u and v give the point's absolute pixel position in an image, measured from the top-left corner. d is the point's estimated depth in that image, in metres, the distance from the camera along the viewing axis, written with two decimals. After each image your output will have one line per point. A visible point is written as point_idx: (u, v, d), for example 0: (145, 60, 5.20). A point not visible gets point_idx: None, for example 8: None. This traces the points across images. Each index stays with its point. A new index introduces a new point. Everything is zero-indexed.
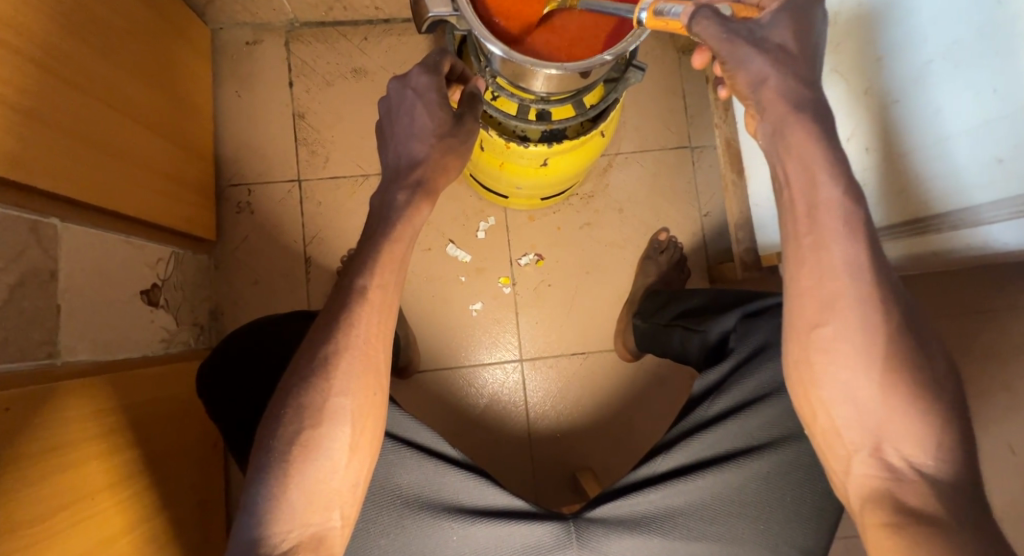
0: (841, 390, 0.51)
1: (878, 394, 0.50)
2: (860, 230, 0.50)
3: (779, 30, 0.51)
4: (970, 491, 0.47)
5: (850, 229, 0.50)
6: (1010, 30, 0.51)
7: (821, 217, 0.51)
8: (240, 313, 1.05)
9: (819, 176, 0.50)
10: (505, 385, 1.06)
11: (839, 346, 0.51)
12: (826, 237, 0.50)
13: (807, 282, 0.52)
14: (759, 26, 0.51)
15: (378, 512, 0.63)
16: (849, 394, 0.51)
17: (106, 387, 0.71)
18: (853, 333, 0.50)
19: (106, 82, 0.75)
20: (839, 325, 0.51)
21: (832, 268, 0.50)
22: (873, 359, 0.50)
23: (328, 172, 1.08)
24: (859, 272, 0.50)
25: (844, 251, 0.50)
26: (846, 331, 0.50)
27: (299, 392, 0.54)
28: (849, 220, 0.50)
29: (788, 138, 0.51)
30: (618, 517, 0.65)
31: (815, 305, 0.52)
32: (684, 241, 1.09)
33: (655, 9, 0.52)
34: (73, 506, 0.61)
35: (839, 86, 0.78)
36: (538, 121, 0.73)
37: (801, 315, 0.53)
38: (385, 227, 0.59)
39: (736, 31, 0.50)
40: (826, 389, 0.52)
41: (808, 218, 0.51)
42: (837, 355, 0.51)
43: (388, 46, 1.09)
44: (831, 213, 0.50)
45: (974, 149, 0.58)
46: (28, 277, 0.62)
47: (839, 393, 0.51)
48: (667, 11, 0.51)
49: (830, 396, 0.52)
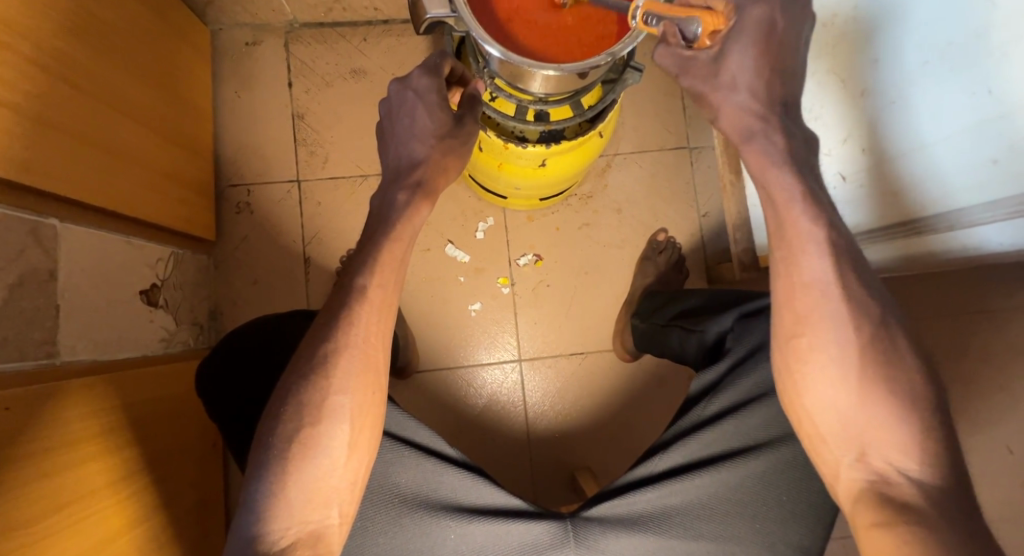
0: (823, 397, 0.53)
1: (856, 400, 0.51)
2: None
3: (733, 63, 0.53)
4: (961, 491, 0.48)
5: (818, 243, 0.52)
6: (1001, 33, 0.51)
7: (787, 226, 0.53)
8: (239, 314, 1.06)
9: (785, 188, 0.52)
10: (504, 385, 1.06)
11: (817, 356, 0.53)
12: (794, 252, 0.53)
13: (783, 297, 0.54)
14: (714, 59, 0.53)
15: (376, 511, 0.63)
16: (829, 402, 0.53)
17: (106, 387, 0.71)
18: (828, 344, 0.52)
19: (106, 82, 0.76)
20: (815, 336, 0.53)
21: (809, 281, 0.52)
22: (849, 368, 0.52)
23: (327, 172, 1.08)
24: (830, 283, 0.52)
25: (818, 265, 0.52)
26: (823, 341, 0.53)
27: (298, 391, 0.55)
28: (816, 231, 0.52)
29: (757, 150, 0.53)
30: (616, 515, 0.66)
31: (791, 319, 0.54)
32: (682, 242, 1.09)
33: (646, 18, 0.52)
34: (72, 505, 0.62)
35: (836, 87, 0.78)
36: (536, 121, 0.73)
37: (781, 327, 0.55)
38: (384, 227, 0.59)
39: (691, 65, 0.54)
40: (808, 397, 0.54)
41: (778, 230, 0.54)
42: (814, 367, 0.53)
43: (387, 47, 1.09)
44: (792, 222, 0.52)
45: (969, 150, 0.59)
46: (28, 277, 0.62)
47: (820, 401, 0.53)
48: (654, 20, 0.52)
49: (813, 404, 0.54)
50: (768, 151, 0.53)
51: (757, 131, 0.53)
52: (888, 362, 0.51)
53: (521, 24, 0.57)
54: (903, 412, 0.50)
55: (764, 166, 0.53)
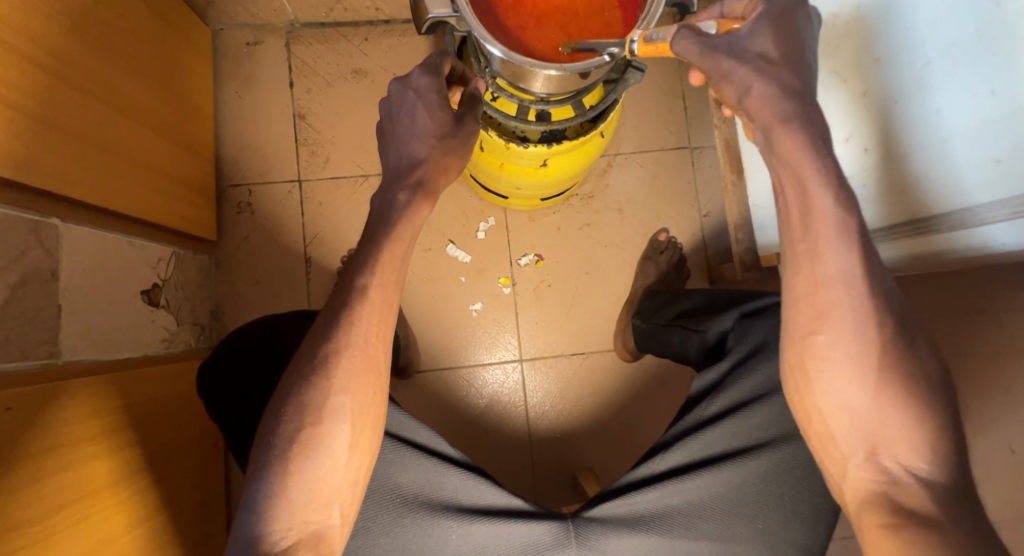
0: (837, 395, 0.52)
1: (870, 399, 0.51)
2: (854, 233, 0.50)
3: (760, 38, 0.50)
4: (964, 492, 0.48)
5: (843, 234, 0.49)
6: (1006, 32, 0.51)
7: (812, 213, 0.50)
8: (240, 313, 1.06)
9: (808, 178, 0.50)
10: (505, 385, 1.06)
11: (834, 354, 0.51)
12: (819, 242, 0.50)
13: (802, 291, 0.52)
14: (740, 36, 0.50)
15: (377, 511, 0.63)
16: (844, 400, 0.52)
17: (108, 387, 0.71)
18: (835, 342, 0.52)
19: (108, 82, 0.76)
20: (834, 333, 0.51)
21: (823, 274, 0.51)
22: (866, 367, 0.50)
23: (328, 172, 1.08)
24: (855, 275, 0.50)
25: (841, 259, 0.50)
26: (842, 338, 0.51)
27: (299, 391, 0.55)
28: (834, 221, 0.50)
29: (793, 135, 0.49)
30: (617, 515, 0.66)
31: (810, 315, 0.52)
32: (684, 242, 1.09)
33: (645, 38, 0.53)
34: (74, 505, 0.62)
35: (839, 86, 0.78)
36: (538, 121, 0.73)
37: (796, 322, 0.53)
38: (386, 227, 0.59)
39: (717, 46, 0.50)
40: (822, 394, 0.53)
41: (801, 220, 0.50)
42: (831, 364, 0.51)
43: (388, 47, 1.09)
44: (822, 211, 0.49)
45: (973, 149, 0.58)
46: (30, 277, 0.62)
47: (834, 398, 0.52)
48: (655, 36, 0.52)
49: (826, 402, 0.52)
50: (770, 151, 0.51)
51: (795, 116, 0.49)
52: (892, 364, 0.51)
53: (524, 23, 0.57)
54: (909, 413, 0.50)
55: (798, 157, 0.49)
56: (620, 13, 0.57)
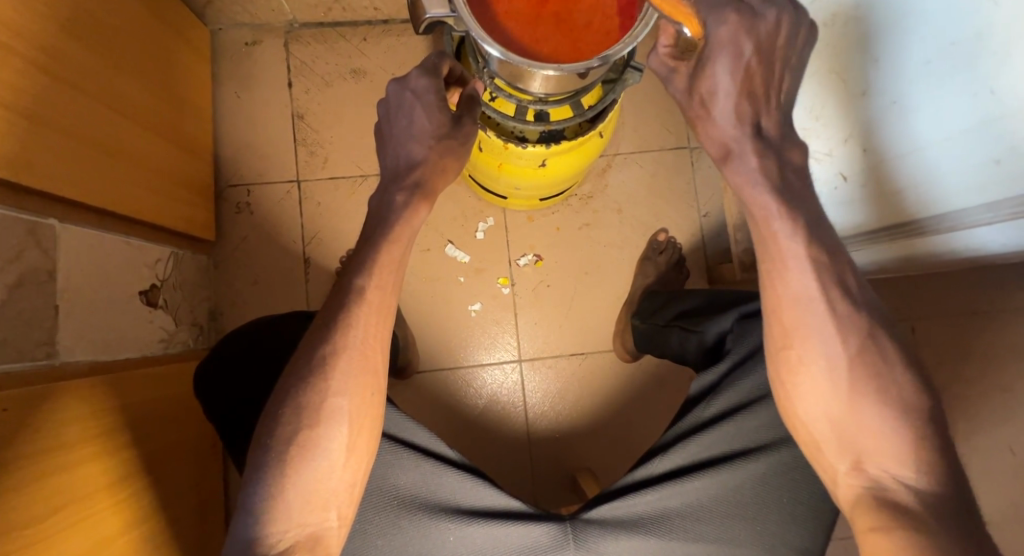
0: (815, 405, 0.53)
1: (851, 404, 0.51)
2: None
3: (732, 49, 0.51)
4: (960, 494, 0.48)
5: None
6: (1001, 33, 0.51)
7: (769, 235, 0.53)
8: (238, 313, 1.05)
9: None
10: (504, 385, 1.06)
11: (807, 367, 0.53)
12: (783, 255, 0.52)
13: (771, 310, 0.54)
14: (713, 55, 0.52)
15: (375, 513, 0.63)
16: (824, 407, 0.53)
17: (104, 388, 0.71)
18: (831, 344, 0.52)
19: (105, 82, 0.75)
20: (807, 343, 0.53)
21: (819, 274, 0.52)
22: (846, 372, 0.51)
23: (327, 172, 1.08)
24: (821, 285, 0.52)
25: (803, 278, 0.52)
26: (812, 352, 0.52)
27: (296, 393, 0.54)
28: None
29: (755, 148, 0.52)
30: (615, 517, 0.65)
31: (780, 331, 0.54)
32: (683, 242, 1.09)
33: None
34: (70, 507, 0.61)
35: (838, 85, 0.78)
36: (536, 121, 0.72)
37: (786, 330, 0.53)
38: (383, 228, 0.59)
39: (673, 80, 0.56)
40: (801, 405, 0.54)
41: (762, 243, 0.54)
42: (806, 377, 0.53)
43: (387, 47, 1.09)
44: (779, 229, 0.52)
45: (970, 151, 0.58)
46: (27, 277, 0.62)
47: (814, 407, 0.53)
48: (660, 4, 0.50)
49: (806, 411, 0.54)
50: (744, 169, 0.52)
51: (758, 135, 0.52)
52: (882, 365, 0.51)
53: (520, 21, 0.57)
54: (902, 414, 0.50)
55: (745, 183, 0.52)
56: (620, 18, 0.56)
